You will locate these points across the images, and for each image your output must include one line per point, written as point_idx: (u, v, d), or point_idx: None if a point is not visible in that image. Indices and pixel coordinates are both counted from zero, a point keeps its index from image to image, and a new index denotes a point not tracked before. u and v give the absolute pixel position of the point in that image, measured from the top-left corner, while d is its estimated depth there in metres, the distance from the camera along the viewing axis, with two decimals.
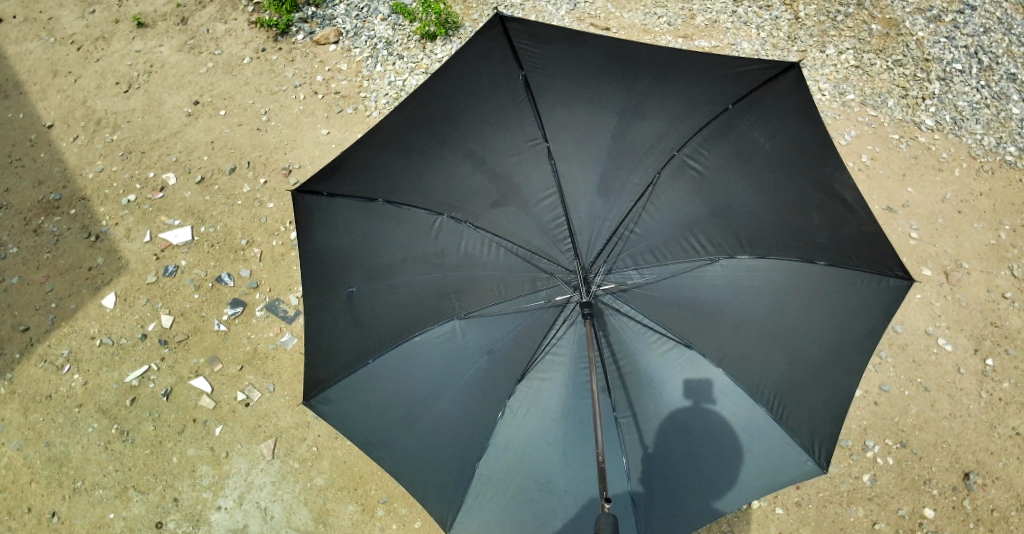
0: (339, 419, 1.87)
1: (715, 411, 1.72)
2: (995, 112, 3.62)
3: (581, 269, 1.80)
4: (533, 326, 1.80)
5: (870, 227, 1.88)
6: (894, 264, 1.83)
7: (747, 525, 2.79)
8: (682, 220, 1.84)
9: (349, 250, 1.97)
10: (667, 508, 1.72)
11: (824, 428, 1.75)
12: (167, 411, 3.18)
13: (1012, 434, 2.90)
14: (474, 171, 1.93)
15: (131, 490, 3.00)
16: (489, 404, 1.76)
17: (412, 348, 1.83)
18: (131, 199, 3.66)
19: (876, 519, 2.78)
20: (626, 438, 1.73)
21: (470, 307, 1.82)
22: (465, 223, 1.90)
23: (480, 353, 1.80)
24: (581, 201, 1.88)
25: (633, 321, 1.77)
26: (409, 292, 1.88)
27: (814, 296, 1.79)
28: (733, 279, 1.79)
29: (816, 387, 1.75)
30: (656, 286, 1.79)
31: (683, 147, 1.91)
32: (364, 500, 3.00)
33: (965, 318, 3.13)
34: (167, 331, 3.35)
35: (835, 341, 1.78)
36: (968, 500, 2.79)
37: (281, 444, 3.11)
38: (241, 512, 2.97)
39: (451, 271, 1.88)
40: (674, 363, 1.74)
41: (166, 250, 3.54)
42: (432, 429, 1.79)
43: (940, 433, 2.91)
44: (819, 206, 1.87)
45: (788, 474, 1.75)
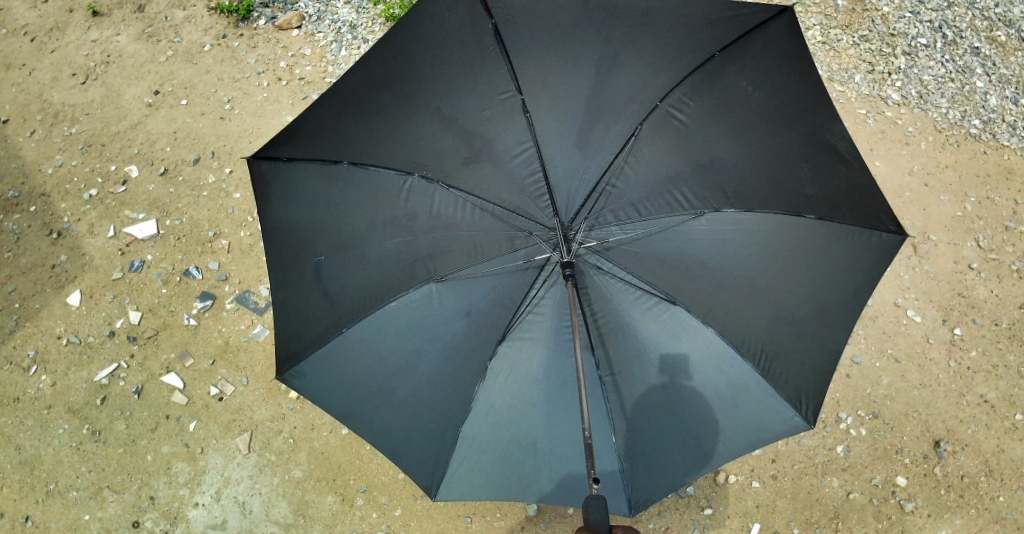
0: (314, 394, 1.83)
1: (692, 389, 1.76)
2: (959, 85, 3.66)
3: (559, 226, 1.79)
4: (510, 288, 1.78)
5: (863, 182, 1.88)
6: (883, 218, 1.83)
7: (724, 500, 2.83)
8: (664, 174, 1.81)
9: (310, 226, 1.90)
10: (652, 469, 1.78)
11: (808, 386, 1.78)
12: (138, 409, 3.12)
13: (980, 401, 2.96)
14: (444, 128, 1.88)
15: (106, 491, 2.95)
16: (467, 368, 1.76)
17: (387, 315, 1.80)
18: (93, 194, 3.56)
19: (850, 490, 2.83)
20: (610, 400, 1.75)
21: (445, 271, 1.79)
22: (436, 184, 1.85)
23: (456, 317, 1.78)
24: (559, 157, 1.85)
25: (614, 279, 1.76)
26: (380, 259, 1.84)
27: (799, 251, 1.79)
28: (717, 234, 1.78)
29: (800, 346, 1.77)
30: (637, 243, 1.79)
31: (666, 97, 1.87)
32: (343, 491, 2.98)
33: (933, 290, 3.18)
34: (135, 327, 3.27)
35: (818, 299, 1.79)
36: (939, 467, 2.85)
37: (256, 437, 3.07)
38: (219, 507, 2.94)
39: (423, 234, 1.84)
40: (656, 321, 1.76)
41: (132, 245, 3.45)
42: (409, 399, 1.78)
43: (911, 403, 2.97)
44: (809, 157, 1.85)
45: (773, 432, 1.80)
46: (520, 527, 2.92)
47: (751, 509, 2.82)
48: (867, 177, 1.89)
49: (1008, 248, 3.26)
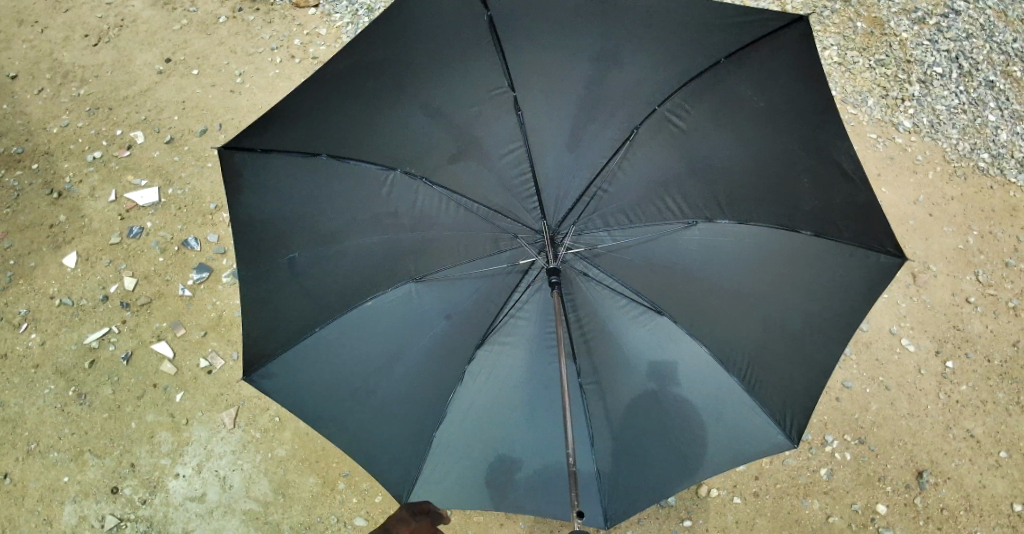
0: (280, 394, 1.79)
1: (673, 398, 1.77)
2: (971, 118, 3.66)
3: (547, 228, 1.79)
4: (494, 287, 1.79)
5: (866, 201, 1.83)
6: (884, 239, 1.79)
7: (705, 514, 2.84)
8: (657, 180, 1.79)
9: (290, 212, 1.84)
10: (630, 476, 1.79)
11: (797, 405, 1.75)
12: (126, 375, 3.11)
13: (966, 435, 2.97)
14: (427, 125, 1.84)
15: (88, 454, 2.96)
16: (445, 370, 1.76)
17: (360, 316, 1.79)
18: (96, 157, 3.53)
19: (830, 513, 2.84)
20: (589, 404, 1.78)
21: (427, 271, 1.78)
22: (419, 180, 1.82)
23: (437, 317, 1.78)
24: (550, 158, 1.84)
25: (601, 285, 1.78)
26: (359, 254, 1.81)
27: (794, 267, 1.77)
28: (708, 245, 1.77)
29: (788, 365, 1.75)
30: (626, 249, 1.79)
31: (666, 101, 1.83)
32: (325, 473, 2.98)
33: (929, 320, 3.18)
34: (129, 294, 3.26)
35: (811, 316, 1.76)
36: (920, 498, 2.86)
37: (242, 413, 3.07)
38: (199, 480, 2.96)
39: (404, 230, 1.81)
40: (641, 328, 1.77)
41: (132, 210, 3.43)
42: (383, 399, 1.76)
43: (897, 432, 2.98)
44: (812, 170, 1.82)
45: (758, 447, 1.80)
46: (499, 525, 2.78)
47: (731, 525, 2.82)
48: (870, 195, 1.84)
49: (1006, 285, 3.27)
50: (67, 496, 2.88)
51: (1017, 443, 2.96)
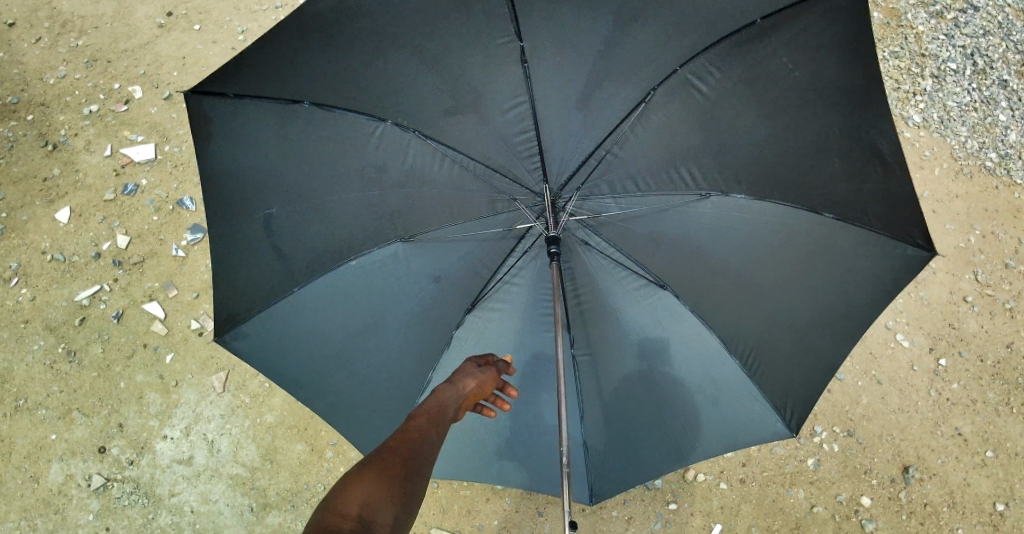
0: (255, 355, 1.83)
1: (667, 375, 1.84)
2: (982, 116, 3.59)
3: (549, 191, 1.75)
4: (486, 250, 1.78)
5: (900, 187, 1.73)
6: (912, 229, 1.72)
7: (690, 497, 2.85)
8: (671, 148, 1.72)
9: (269, 164, 1.75)
10: (621, 443, 1.94)
11: (798, 397, 1.77)
12: (116, 334, 3.13)
13: (954, 433, 2.98)
14: (424, 75, 1.71)
15: (75, 413, 3.04)
16: (431, 334, 1.79)
17: (342, 275, 1.76)
18: (93, 110, 3.47)
19: (815, 503, 2.87)
20: (582, 377, 1.87)
21: (415, 230, 1.75)
22: (411, 132, 1.73)
23: (424, 281, 1.78)
24: (555, 116, 1.73)
25: (601, 256, 1.78)
26: (344, 209, 1.74)
27: (810, 253, 1.72)
28: (720, 221, 1.73)
29: (795, 356, 1.74)
30: (632, 220, 1.75)
31: (690, 63, 1.71)
32: (313, 441, 2.98)
33: (925, 317, 3.18)
34: (122, 252, 3.23)
35: (823, 308, 1.73)
36: (904, 492, 2.89)
37: (232, 378, 3.07)
38: (187, 442, 3.01)
39: (389, 185, 1.75)
40: (640, 305, 1.79)
41: (127, 167, 3.37)
42: (366, 360, 1.80)
43: (886, 427, 2.99)
44: (843, 150, 1.71)
45: (757, 434, 1.86)
46: (485, 498, 2.75)
47: (715, 510, 2.84)
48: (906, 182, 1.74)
49: (1004, 285, 3.24)
50: (54, 454, 2.99)
51: (1005, 443, 2.95)
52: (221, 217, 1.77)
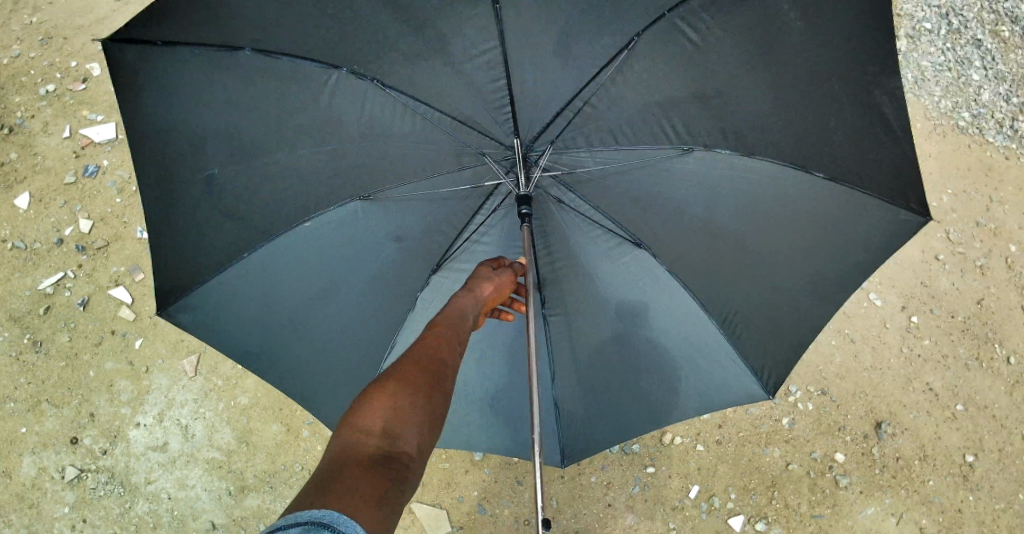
0: (203, 328, 1.80)
1: (641, 334, 1.85)
2: (955, 76, 3.57)
3: (520, 144, 1.72)
4: (448, 208, 1.79)
5: (903, 151, 1.68)
6: (911, 196, 1.67)
7: (668, 459, 2.92)
8: (655, 99, 1.66)
9: (209, 123, 1.67)
10: (593, 404, 1.95)
11: (780, 361, 1.77)
12: (83, 321, 3.06)
13: (925, 388, 3.03)
14: (383, 16, 1.64)
15: (45, 405, 2.97)
16: (393, 296, 1.82)
17: (302, 237, 1.75)
18: (49, 90, 3.36)
19: (790, 461, 2.93)
20: (554, 337, 1.88)
21: (373, 189, 1.72)
22: (367, 81, 1.67)
23: (387, 241, 1.78)
24: (530, 64, 1.67)
25: (574, 214, 1.78)
26: (295, 166, 1.71)
27: (796, 210, 1.69)
28: (703, 175, 1.69)
29: (777, 317, 1.74)
30: (607, 177, 1.74)
31: (680, 7, 1.63)
32: (289, 421, 2.95)
33: (898, 276, 3.18)
34: (85, 237, 3.15)
35: (810, 270, 1.71)
36: (877, 447, 2.95)
37: (204, 361, 3.02)
38: (161, 429, 2.96)
39: (343, 141, 1.70)
40: (613, 264, 1.80)
41: (87, 148, 3.27)
42: (327, 326, 1.83)
43: (858, 384, 3.03)
44: (841, 106, 1.64)
45: (735, 397, 1.87)
46: (465, 471, 2.75)
47: (692, 471, 2.91)
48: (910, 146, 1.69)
49: (975, 244, 3.24)
50: (26, 447, 2.93)
51: (973, 397, 3.02)
52: (166, 184, 1.69)
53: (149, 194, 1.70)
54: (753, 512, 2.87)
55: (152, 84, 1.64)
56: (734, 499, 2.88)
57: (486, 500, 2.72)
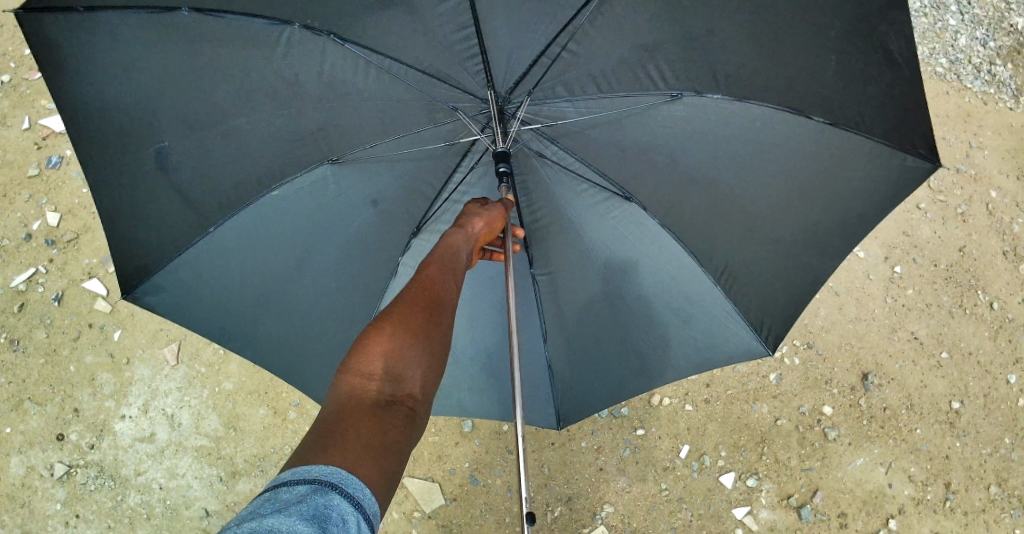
0: (174, 306, 1.81)
1: (633, 288, 1.87)
2: (931, 22, 3.53)
3: (495, 97, 1.67)
4: (422, 169, 1.79)
5: (908, 91, 1.59)
6: (915, 139, 1.61)
7: (656, 420, 2.95)
8: (641, 43, 1.57)
9: (155, 91, 1.58)
10: (590, 363, 1.97)
11: (775, 313, 1.81)
12: (59, 317, 3.00)
13: (910, 337, 3.05)
14: None
15: (28, 403, 2.93)
16: (369, 262, 1.84)
17: (273, 206, 1.72)
18: (5, 81, 3.25)
19: (778, 416, 2.96)
20: (543, 296, 1.90)
21: (341, 151, 1.70)
22: (323, 36, 1.58)
23: (361, 206, 1.78)
24: (501, 11, 1.60)
25: (558, 169, 1.78)
26: (251, 132, 1.65)
27: (796, 157, 1.66)
28: (695, 123, 1.66)
29: (772, 268, 1.76)
30: (591, 129, 1.71)
31: None
32: (275, 404, 2.94)
33: (880, 227, 3.18)
34: (54, 231, 3.07)
35: (807, 219, 1.71)
36: (864, 399, 2.97)
37: (185, 348, 2.99)
38: (147, 420, 2.93)
39: (304, 104, 1.65)
40: (601, 218, 1.82)
41: (49, 139, 3.18)
42: (303, 296, 1.84)
43: (844, 336, 3.05)
44: (839, 44, 1.57)
45: (733, 351, 1.90)
46: (454, 442, 2.81)
47: (682, 432, 2.94)
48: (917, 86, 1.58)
49: (956, 191, 3.22)
50: (12, 447, 2.88)
51: (958, 343, 3.04)
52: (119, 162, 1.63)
53: (103, 170, 1.63)
54: (745, 468, 2.90)
55: (91, 44, 1.52)
56: (725, 456, 2.91)
57: (478, 471, 2.78)
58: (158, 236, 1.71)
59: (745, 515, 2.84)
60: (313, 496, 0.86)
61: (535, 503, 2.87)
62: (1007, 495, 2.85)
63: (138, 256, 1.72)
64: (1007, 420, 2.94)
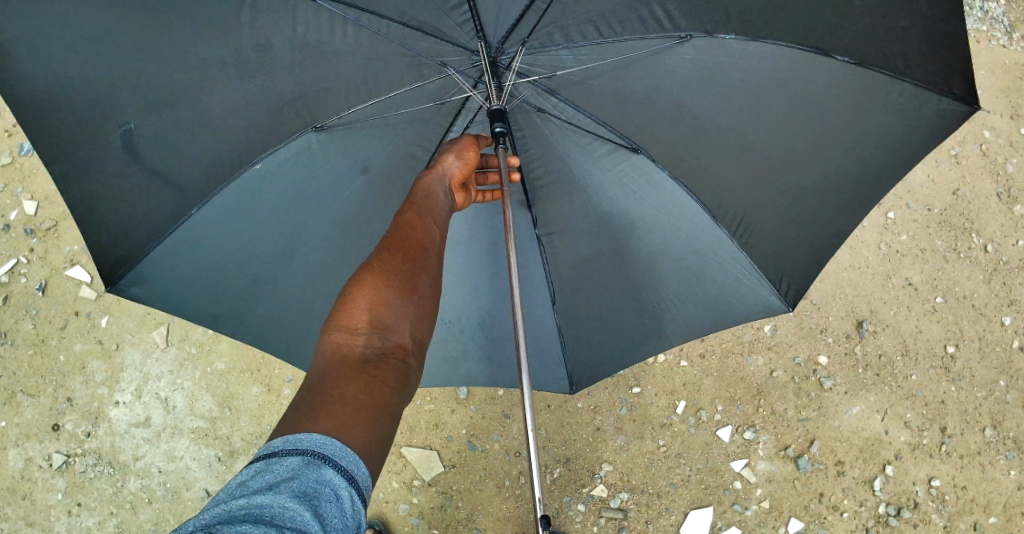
0: (162, 291, 1.79)
1: (640, 243, 1.86)
2: None
3: (486, 49, 1.64)
4: (410, 132, 1.77)
5: (945, 24, 1.49)
6: (952, 78, 1.52)
7: (652, 378, 2.96)
8: None
9: (117, 55, 1.49)
10: (601, 324, 1.97)
11: (794, 268, 1.78)
12: (45, 307, 2.96)
13: (905, 284, 3.04)
14: None
15: (20, 396, 2.89)
16: (359, 234, 1.85)
17: (256, 180, 1.69)
18: None
19: (774, 368, 2.96)
20: (547, 257, 1.90)
21: (324, 117, 1.67)
22: None
23: (351, 175, 1.78)
24: None
25: (560, 124, 1.74)
26: (226, 99, 1.59)
27: (817, 99, 1.58)
28: (705, 68, 1.58)
29: (791, 220, 1.72)
30: (592, 79, 1.66)
31: None
32: (269, 381, 2.93)
33: None
34: (32, 219, 3.02)
35: (828, 168, 1.66)
36: (859, 346, 2.98)
37: (174, 331, 2.96)
38: (141, 405, 2.91)
39: (281, 67, 1.59)
40: (606, 173, 1.79)
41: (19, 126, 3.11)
42: (295, 273, 1.85)
43: (839, 285, 3.03)
44: None
45: (751, 309, 1.87)
46: (451, 409, 2.82)
47: (678, 388, 2.95)
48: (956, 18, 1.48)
49: None
50: (9, 440, 2.86)
51: (952, 288, 3.03)
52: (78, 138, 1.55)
53: (64, 142, 1.54)
54: (741, 421, 2.91)
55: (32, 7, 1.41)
56: (721, 410, 2.92)
57: (475, 437, 2.79)
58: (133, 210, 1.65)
59: (744, 467, 2.86)
60: (301, 471, 0.86)
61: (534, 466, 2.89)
62: (1002, 437, 2.87)
63: (117, 237, 1.67)
64: (1002, 362, 2.95)
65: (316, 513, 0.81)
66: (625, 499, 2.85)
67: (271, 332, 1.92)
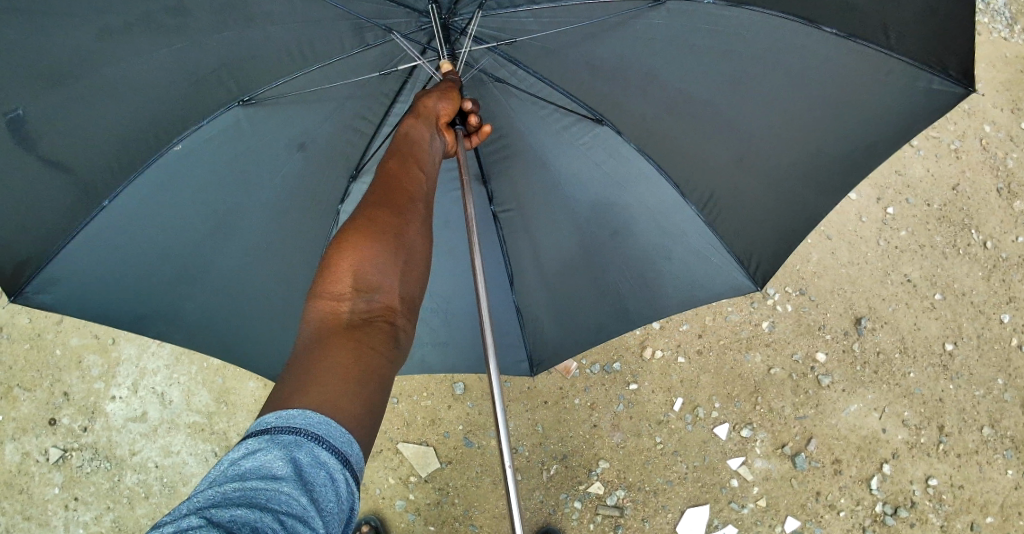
0: (83, 278, 1.67)
1: (614, 220, 1.84)
2: None
3: (438, 10, 1.57)
4: (352, 106, 1.69)
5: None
6: (946, 58, 1.48)
7: (648, 375, 2.95)
8: None
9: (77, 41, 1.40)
10: (571, 302, 1.97)
11: (763, 248, 1.77)
12: None
13: (903, 280, 3.03)
14: None
15: (17, 390, 2.89)
16: (308, 214, 1.78)
17: (186, 157, 1.58)
18: None
19: (772, 365, 2.95)
20: (508, 235, 1.89)
21: (254, 90, 1.56)
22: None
23: (289, 151, 1.69)
24: None
25: (524, 96, 1.72)
26: (206, 93, 1.53)
27: (800, 72, 1.54)
28: (688, 36, 1.55)
29: (766, 199, 1.69)
30: (561, 48, 1.63)
31: None
32: (264, 377, 2.91)
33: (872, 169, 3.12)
34: None
35: (807, 146, 1.62)
36: (858, 344, 2.97)
37: None
38: (138, 399, 2.90)
39: (253, 49, 1.52)
40: (571, 146, 1.77)
41: None
42: (232, 256, 1.76)
43: (837, 280, 3.02)
44: None
45: (720, 289, 1.87)
46: (448, 405, 2.81)
47: (675, 384, 2.94)
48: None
49: (949, 126, 3.15)
50: (6, 434, 2.86)
51: (951, 285, 3.02)
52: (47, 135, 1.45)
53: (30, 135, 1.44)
54: (738, 419, 2.91)
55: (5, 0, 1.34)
56: (718, 408, 2.92)
57: (471, 433, 2.79)
58: (79, 197, 1.54)
59: (741, 465, 2.86)
60: (288, 451, 0.80)
61: (529, 462, 2.89)
62: (1000, 436, 2.86)
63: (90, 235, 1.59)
64: (1000, 360, 2.94)
65: (312, 498, 0.78)
66: (621, 496, 2.85)
67: (238, 322, 1.86)
